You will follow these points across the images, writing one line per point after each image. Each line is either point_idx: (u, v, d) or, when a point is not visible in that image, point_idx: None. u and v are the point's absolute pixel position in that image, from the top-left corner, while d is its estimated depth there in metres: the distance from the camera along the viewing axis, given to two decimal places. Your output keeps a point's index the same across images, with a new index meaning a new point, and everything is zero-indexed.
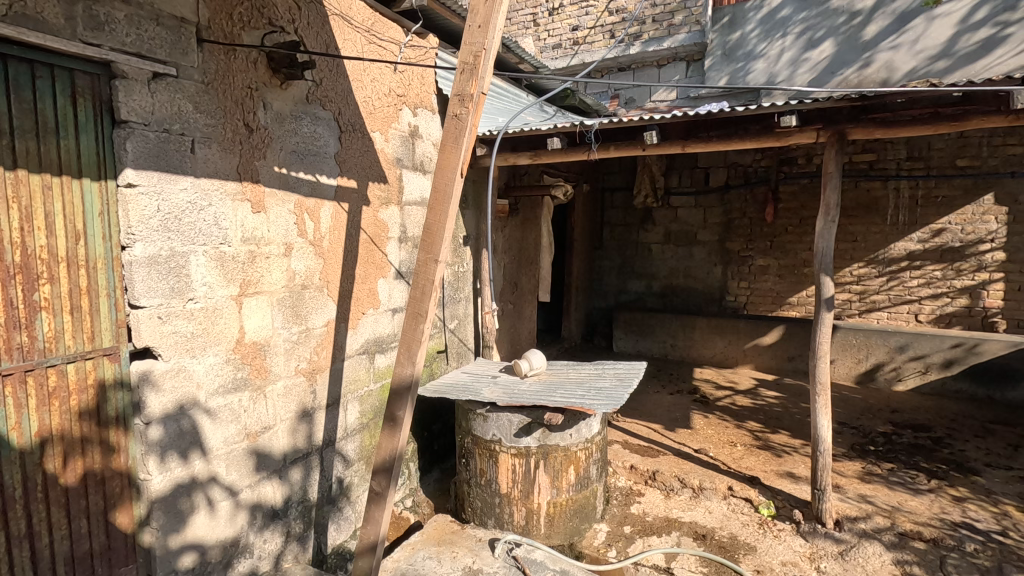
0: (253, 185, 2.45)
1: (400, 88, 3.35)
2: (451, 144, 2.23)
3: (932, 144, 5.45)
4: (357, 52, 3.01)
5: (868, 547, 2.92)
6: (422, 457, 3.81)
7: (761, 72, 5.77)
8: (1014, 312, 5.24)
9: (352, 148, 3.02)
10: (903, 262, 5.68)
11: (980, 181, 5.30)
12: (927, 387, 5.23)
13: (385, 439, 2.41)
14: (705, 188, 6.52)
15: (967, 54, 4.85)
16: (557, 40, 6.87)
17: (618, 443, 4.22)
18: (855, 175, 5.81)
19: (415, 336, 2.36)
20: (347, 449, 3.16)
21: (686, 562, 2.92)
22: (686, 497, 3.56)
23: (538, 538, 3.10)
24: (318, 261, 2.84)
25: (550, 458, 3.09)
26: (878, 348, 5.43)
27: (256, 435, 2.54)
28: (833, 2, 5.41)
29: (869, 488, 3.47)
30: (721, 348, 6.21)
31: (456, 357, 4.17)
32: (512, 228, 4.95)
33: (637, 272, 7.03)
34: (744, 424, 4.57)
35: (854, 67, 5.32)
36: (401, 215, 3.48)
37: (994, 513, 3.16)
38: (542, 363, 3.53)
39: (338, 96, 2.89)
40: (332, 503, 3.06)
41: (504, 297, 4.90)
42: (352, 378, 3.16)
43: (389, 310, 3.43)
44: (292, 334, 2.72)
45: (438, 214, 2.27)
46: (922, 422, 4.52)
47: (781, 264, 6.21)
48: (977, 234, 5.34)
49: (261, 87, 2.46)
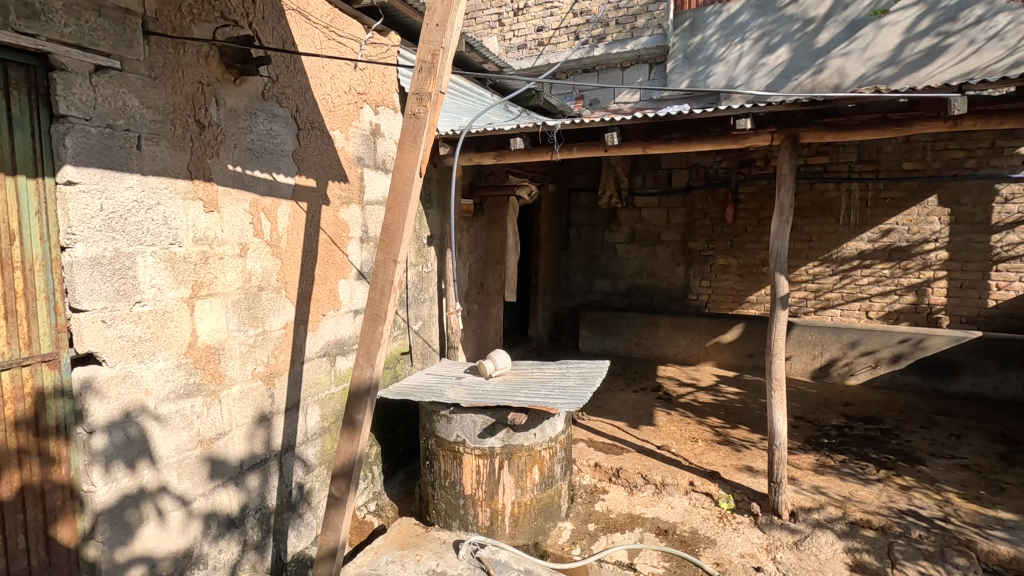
0: (206, 184, 2.37)
1: (360, 86, 3.31)
2: (409, 143, 2.21)
3: (881, 148, 5.68)
4: (316, 48, 2.95)
5: (821, 537, 3.03)
6: (386, 460, 3.76)
7: (721, 76, 5.90)
8: (956, 308, 5.52)
9: (311, 146, 2.95)
10: (856, 261, 5.90)
11: (925, 183, 5.55)
12: (877, 381, 5.45)
13: (345, 443, 2.38)
14: (668, 188, 6.64)
15: (912, 61, 5.08)
16: (522, 41, 6.88)
17: (583, 441, 4.25)
18: (811, 177, 6.00)
19: (374, 337, 2.33)
20: (308, 453, 3.10)
21: (649, 558, 2.96)
22: (649, 493, 3.61)
23: (502, 538, 3.10)
24: (275, 261, 2.77)
25: (514, 458, 3.09)
26: (832, 343, 5.62)
27: (210, 442, 2.46)
28: (789, 9, 5.58)
29: (822, 480, 3.59)
30: (684, 346, 6.33)
31: (421, 358, 4.14)
32: (477, 228, 4.94)
33: (603, 272, 7.11)
34: (705, 420, 4.67)
35: (808, 73, 5.50)
36: (362, 215, 3.42)
37: (937, 499, 3.31)
38: (506, 363, 3.53)
39: (295, 92, 2.82)
40: (291, 509, 2.99)
41: (469, 298, 4.88)
42: (313, 381, 3.09)
43: (351, 312, 3.37)
44: (249, 336, 2.65)
45: (397, 213, 2.24)
46: (873, 415, 4.71)
47: (740, 263, 6.37)
48: (922, 234, 5.59)
49: (213, 83, 2.38)
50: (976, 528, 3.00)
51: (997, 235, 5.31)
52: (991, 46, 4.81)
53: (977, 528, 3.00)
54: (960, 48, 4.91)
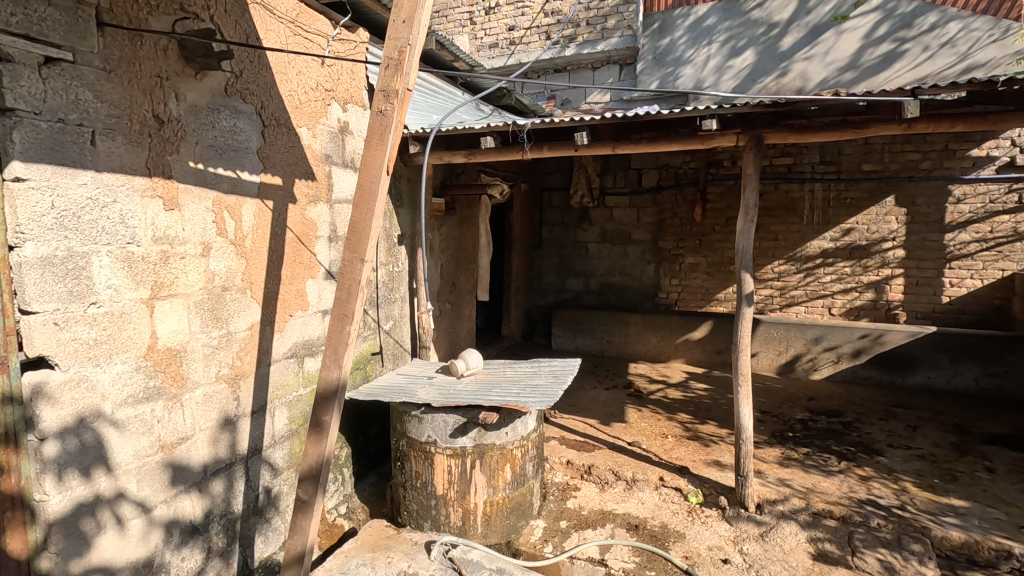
0: (165, 181, 2.30)
1: (328, 82, 3.25)
2: (376, 141, 2.19)
3: (842, 150, 5.86)
4: (281, 43, 2.88)
5: (785, 528, 3.11)
6: (357, 461, 3.71)
7: (689, 77, 6.00)
8: (912, 304, 5.74)
9: (276, 143, 2.89)
10: (819, 259, 6.07)
11: (883, 184, 5.74)
12: (839, 376, 5.62)
13: (312, 446, 2.36)
14: (638, 188, 6.72)
15: (871, 66, 5.25)
16: (493, 40, 6.87)
17: (556, 439, 4.27)
18: (776, 178, 6.14)
19: (341, 337, 2.30)
20: (275, 456, 3.04)
21: (620, 553, 3.00)
22: (620, 489, 3.65)
23: (474, 537, 3.09)
24: (240, 261, 2.70)
25: (486, 457, 3.08)
26: (796, 340, 5.78)
27: (171, 447, 2.40)
28: (754, 13, 5.70)
29: (787, 472, 3.68)
30: (654, 343, 6.41)
31: (392, 359, 4.10)
32: (449, 227, 4.91)
33: (575, 271, 7.16)
34: (675, 416, 4.75)
35: (773, 76, 5.63)
36: (331, 214, 3.36)
37: (894, 489, 3.44)
38: (478, 362, 3.52)
39: (260, 88, 2.76)
40: (258, 514, 2.93)
41: (441, 297, 4.85)
42: (280, 384, 3.03)
43: (319, 312, 3.32)
44: (212, 338, 2.58)
45: (364, 213, 2.22)
46: (835, 408, 4.86)
47: (709, 262, 6.49)
48: (880, 233, 5.79)
49: (172, 77, 2.31)
50: (931, 515, 3.12)
51: (950, 234, 5.54)
52: (943, 52, 5.02)
53: (932, 515, 3.13)
54: (915, 54, 5.10)
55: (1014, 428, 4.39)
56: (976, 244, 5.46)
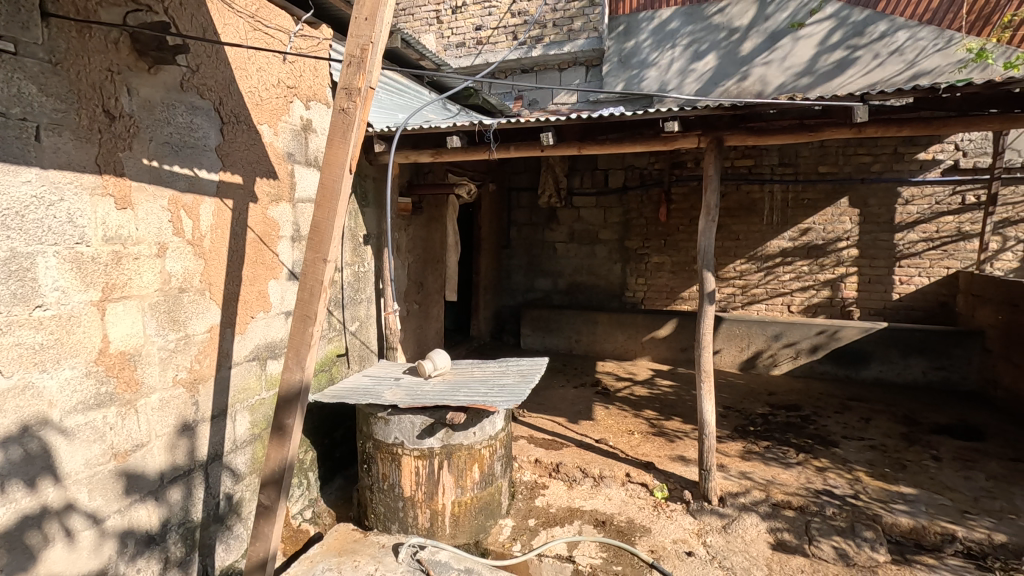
0: (117, 179, 2.22)
1: (290, 79, 3.19)
2: (339, 139, 2.17)
3: (800, 152, 6.05)
4: (240, 38, 2.81)
5: (746, 519, 3.21)
6: (322, 465, 3.65)
7: (654, 80, 6.10)
8: (866, 301, 5.98)
9: (236, 141, 2.82)
10: (778, 258, 6.26)
11: (838, 186, 5.95)
12: (798, 371, 5.81)
13: (274, 450, 2.33)
14: (605, 188, 6.79)
15: (826, 72, 5.45)
16: (460, 39, 6.84)
17: (524, 438, 4.28)
18: (737, 179, 6.30)
19: (303, 339, 2.28)
20: (237, 462, 2.96)
21: (587, 549, 3.04)
22: (587, 486, 3.69)
23: (443, 538, 3.08)
24: (198, 261, 2.63)
25: (453, 457, 3.07)
26: (757, 336, 5.95)
27: (125, 455, 2.31)
28: (715, 18, 5.84)
29: (748, 465, 3.79)
30: (621, 341, 6.49)
31: (358, 360, 4.04)
32: (416, 226, 4.87)
33: (543, 271, 7.21)
34: (641, 413, 4.83)
35: (733, 79, 5.79)
36: (294, 213, 3.29)
37: (849, 478, 3.57)
38: (446, 362, 3.50)
39: (218, 84, 2.69)
40: (218, 521, 2.85)
41: (409, 298, 4.81)
42: (241, 387, 2.96)
43: (282, 313, 3.24)
44: (169, 341, 2.50)
45: (325, 212, 2.19)
46: (794, 402, 5.03)
47: (674, 261, 6.61)
48: (836, 233, 6.01)
49: (124, 71, 2.23)
50: (882, 503, 3.26)
51: (899, 233, 5.80)
52: (892, 60, 5.25)
53: (883, 503, 3.26)
54: (866, 61, 5.32)
55: (958, 418, 4.62)
56: (923, 244, 5.73)
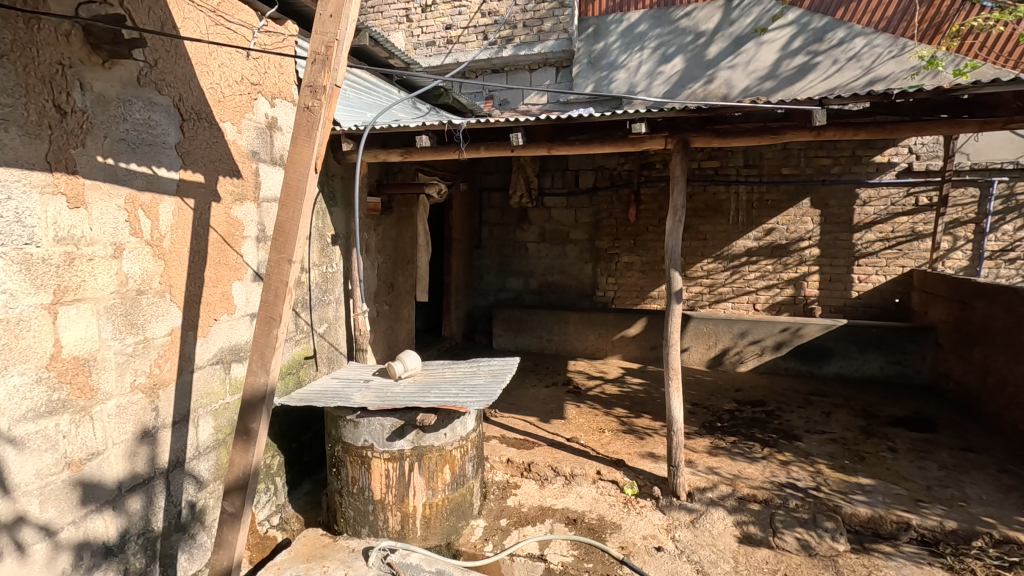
0: (69, 177, 2.13)
1: (254, 76, 3.11)
2: (303, 137, 2.14)
3: (763, 154, 6.20)
4: (201, 32, 2.73)
5: (713, 514, 3.29)
6: (290, 470, 3.58)
7: (623, 81, 6.17)
8: (827, 299, 6.18)
9: (197, 138, 2.74)
10: (743, 257, 6.41)
11: (799, 188, 6.13)
12: (763, 367, 5.96)
13: (238, 455, 2.29)
14: (575, 189, 6.84)
15: (788, 76, 5.61)
16: (430, 38, 6.79)
17: (496, 438, 4.28)
18: (703, 180, 6.43)
19: (267, 342, 2.25)
20: (200, 468, 2.88)
21: (559, 548, 3.06)
22: (559, 485, 3.71)
23: (414, 541, 3.06)
24: (158, 262, 2.55)
25: (424, 458, 3.05)
26: (724, 334, 6.07)
27: (80, 464, 2.22)
28: (682, 22, 5.95)
29: (715, 460, 3.86)
30: (592, 340, 6.55)
31: (326, 363, 3.98)
32: (386, 226, 4.82)
33: (515, 271, 7.23)
34: (612, 411, 4.88)
35: (700, 82, 5.90)
36: (258, 213, 3.22)
37: (811, 471, 3.68)
38: (417, 363, 3.47)
39: (178, 80, 2.61)
40: (181, 530, 2.77)
41: (379, 298, 4.76)
42: (204, 392, 2.88)
43: (246, 315, 3.16)
44: (126, 345, 2.41)
45: (290, 212, 2.17)
46: (759, 398, 5.16)
47: (643, 261, 6.71)
48: (798, 233, 6.18)
49: (76, 64, 2.14)
50: (842, 494, 3.36)
51: (858, 233, 6.01)
52: (850, 66, 5.44)
53: (843, 494, 3.37)
54: (826, 67, 5.50)
55: (913, 410, 4.81)
56: (880, 243, 5.95)
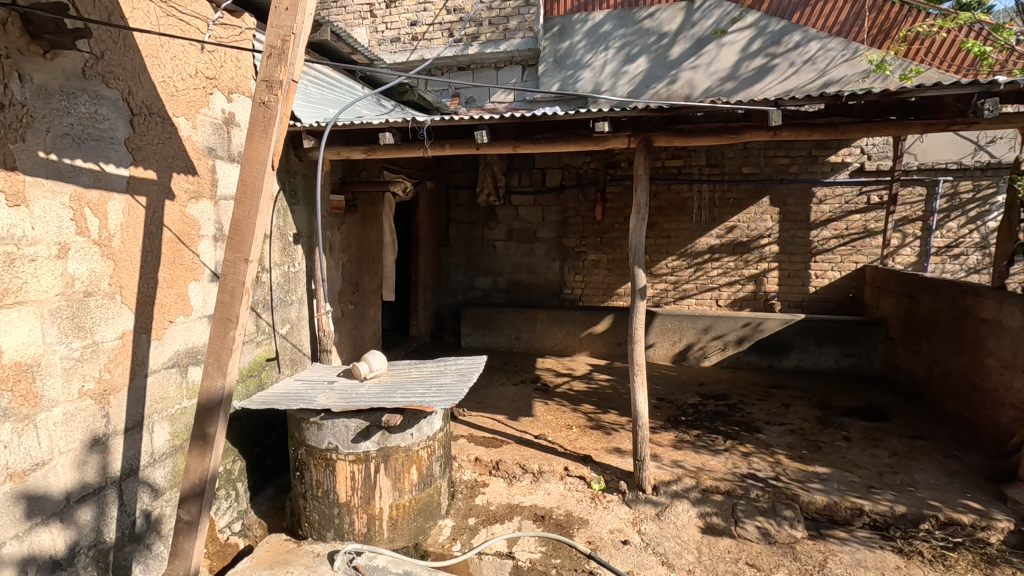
0: (8, 174, 2.01)
1: (209, 70, 3.01)
2: (260, 134, 2.11)
3: (725, 154, 6.33)
4: (151, 24, 2.62)
5: (678, 506, 3.36)
6: (252, 475, 3.49)
7: (588, 81, 6.22)
8: (786, 294, 6.37)
9: (149, 133, 2.63)
10: (706, 254, 6.54)
11: (760, 186, 6.29)
12: (725, 362, 6.11)
13: (195, 460, 2.23)
14: (542, 187, 6.88)
15: (747, 78, 5.76)
16: (395, 34, 6.70)
17: (464, 437, 4.25)
18: (667, 179, 6.52)
19: (224, 344, 2.20)
20: (155, 476, 2.78)
21: (527, 545, 3.09)
22: (527, 482, 3.72)
23: (381, 543, 3.02)
24: (107, 263, 2.44)
25: (390, 460, 3.01)
26: (689, 330, 6.19)
27: (23, 475, 2.11)
28: (646, 23, 6.04)
29: (680, 454, 3.93)
30: (560, 337, 6.59)
31: (289, 364, 3.89)
32: (350, 225, 4.73)
33: (483, 269, 7.22)
34: (579, 407, 4.92)
35: (663, 83, 6.00)
36: (216, 211, 3.12)
37: (771, 461, 3.79)
38: (382, 363, 3.43)
39: (127, 72, 2.51)
40: (135, 541, 2.67)
41: (344, 298, 4.68)
42: (159, 397, 2.78)
43: (204, 317, 3.06)
44: (73, 350, 2.31)
45: (246, 210, 2.12)
46: (722, 392, 5.28)
47: (609, 258, 6.78)
48: (758, 231, 6.36)
49: (15, 55, 2.02)
50: (800, 482, 3.47)
51: (815, 231, 6.22)
52: (806, 68, 5.62)
53: (801, 482, 3.48)
54: (783, 69, 5.67)
55: (866, 400, 5.01)
56: (835, 240, 6.18)
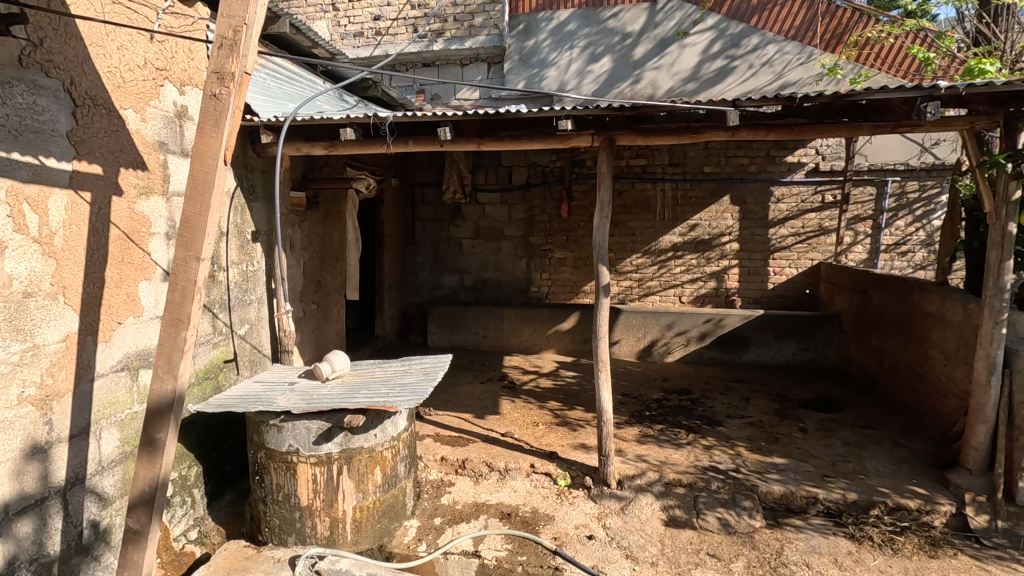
0: None
1: (159, 61, 2.89)
2: (210, 127, 2.05)
3: (687, 153, 6.45)
4: (95, 11, 2.50)
5: (642, 500, 3.41)
6: (209, 480, 3.37)
7: (553, 79, 6.25)
8: (746, 291, 6.56)
9: (94, 126, 2.51)
10: (670, 252, 6.66)
11: (720, 185, 6.43)
12: (688, 357, 6.23)
13: (143, 467, 2.15)
14: (508, 185, 6.87)
15: (708, 78, 5.89)
16: (358, 28, 6.57)
17: (430, 437, 4.21)
18: (631, 178, 6.60)
19: (174, 346, 2.13)
20: (103, 485, 2.66)
21: (493, 542, 3.09)
22: (493, 480, 3.72)
23: (344, 546, 2.97)
24: (48, 262, 2.32)
25: (353, 461, 2.96)
26: (653, 326, 6.29)
27: None
28: (609, 23, 6.09)
29: (644, 449, 3.99)
30: (527, 335, 6.61)
31: (249, 366, 3.79)
32: (312, 222, 4.63)
33: (450, 267, 7.18)
34: (546, 405, 4.94)
35: (627, 82, 6.08)
36: (168, 208, 3.01)
37: (731, 454, 3.88)
38: (345, 364, 3.37)
39: (69, 62, 2.38)
40: (82, 553, 2.55)
41: (305, 298, 4.58)
42: (107, 401, 2.66)
43: (155, 318, 2.94)
44: (11, 354, 2.19)
45: (197, 206, 2.07)
46: (685, 386, 5.39)
47: (576, 256, 6.84)
48: (720, 229, 6.51)
49: None
50: (759, 473, 3.57)
51: (773, 229, 6.40)
52: (764, 71, 5.77)
53: (759, 474, 3.58)
54: (742, 71, 5.82)
55: (821, 392, 5.19)
56: (792, 238, 6.38)
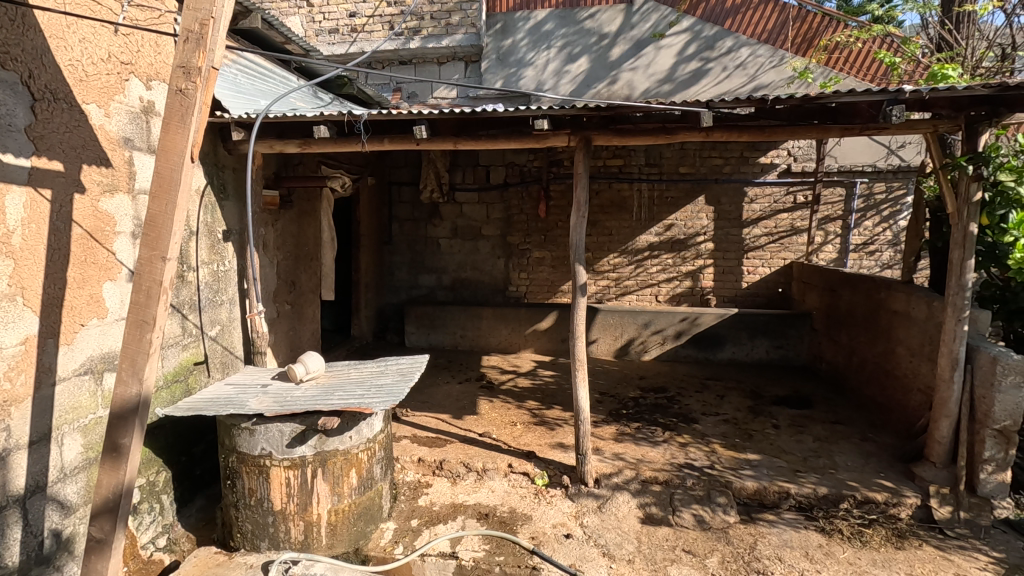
0: None
1: (124, 54, 2.80)
2: (177, 123, 2.00)
3: (663, 153, 6.52)
4: (55, 2, 2.41)
5: (619, 498, 3.44)
6: (179, 486, 3.29)
7: (531, 79, 6.25)
8: (721, 290, 6.66)
9: (54, 121, 2.42)
10: (646, 251, 6.72)
11: (696, 185, 6.51)
12: (664, 355, 6.29)
13: (107, 474, 2.09)
14: (486, 185, 6.86)
15: (684, 80, 5.96)
16: (333, 24, 6.48)
17: (407, 438, 4.17)
18: (608, 177, 6.64)
19: (138, 348, 2.07)
20: (66, 492, 2.57)
21: (470, 543, 3.07)
22: (471, 480, 3.70)
23: (319, 550, 2.93)
24: (5, 263, 2.23)
25: (328, 464, 2.92)
26: (630, 325, 6.34)
27: None
28: (586, 23, 6.12)
29: (621, 447, 4.01)
30: (505, 335, 6.60)
31: (220, 368, 3.70)
32: (285, 221, 4.55)
33: (427, 267, 7.13)
34: (524, 404, 4.94)
35: (604, 82, 6.11)
36: (134, 206, 2.92)
37: (706, 451, 3.93)
38: (319, 365, 3.31)
39: (27, 54, 2.29)
40: (43, 563, 2.46)
41: (279, 298, 4.49)
42: (70, 406, 2.57)
43: (120, 319, 2.85)
44: None
45: (163, 204, 2.02)
46: (661, 385, 5.45)
47: (553, 255, 6.86)
48: (695, 228, 6.59)
49: None
50: (733, 470, 3.62)
51: (746, 229, 6.51)
52: (737, 73, 5.87)
53: (733, 470, 3.63)
54: (716, 73, 5.91)
55: (793, 389, 5.29)
56: (765, 237, 6.50)
